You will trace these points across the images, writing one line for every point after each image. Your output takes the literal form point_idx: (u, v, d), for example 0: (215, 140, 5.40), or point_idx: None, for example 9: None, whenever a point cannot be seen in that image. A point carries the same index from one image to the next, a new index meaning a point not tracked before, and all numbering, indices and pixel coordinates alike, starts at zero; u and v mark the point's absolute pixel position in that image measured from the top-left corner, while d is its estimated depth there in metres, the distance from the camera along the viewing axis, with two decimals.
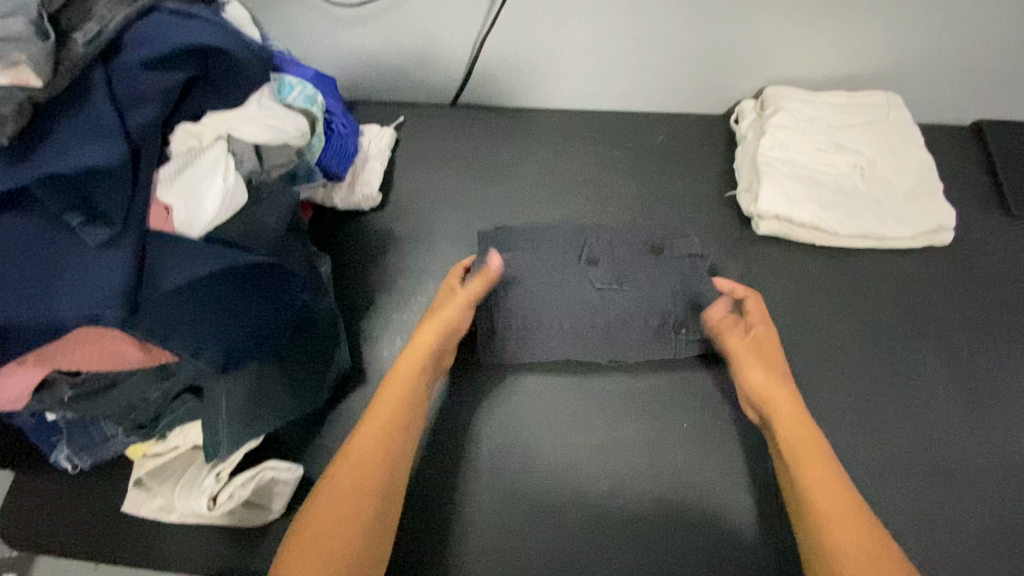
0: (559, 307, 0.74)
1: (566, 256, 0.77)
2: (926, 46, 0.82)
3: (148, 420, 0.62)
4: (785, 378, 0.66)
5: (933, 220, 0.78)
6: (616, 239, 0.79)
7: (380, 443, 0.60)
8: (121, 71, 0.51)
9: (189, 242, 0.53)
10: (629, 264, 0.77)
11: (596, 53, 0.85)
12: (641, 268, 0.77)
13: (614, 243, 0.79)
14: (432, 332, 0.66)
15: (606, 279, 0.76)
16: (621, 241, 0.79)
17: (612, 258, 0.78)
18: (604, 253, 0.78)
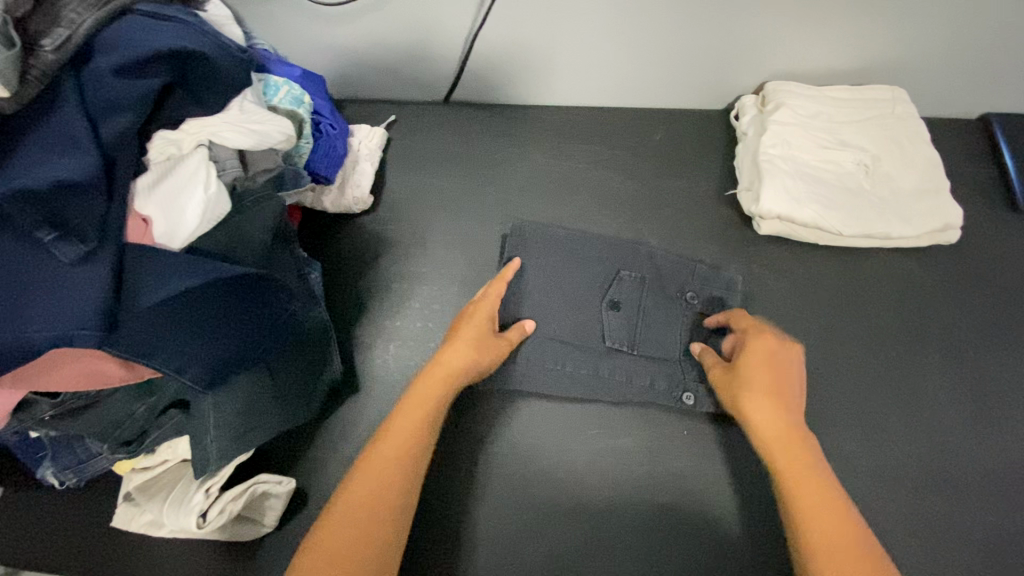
0: (580, 352, 0.73)
1: (588, 297, 0.75)
2: (935, 37, 0.79)
3: (133, 436, 0.61)
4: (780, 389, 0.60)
5: (939, 219, 0.76)
6: (644, 270, 0.76)
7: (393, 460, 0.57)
8: (92, 79, 0.48)
9: (167, 254, 0.50)
10: (657, 304, 0.75)
11: (592, 48, 0.83)
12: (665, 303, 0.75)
13: (642, 281, 0.76)
14: (470, 357, 0.64)
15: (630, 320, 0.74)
16: (648, 277, 0.76)
17: (637, 295, 0.75)
18: (630, 291, 0.75)
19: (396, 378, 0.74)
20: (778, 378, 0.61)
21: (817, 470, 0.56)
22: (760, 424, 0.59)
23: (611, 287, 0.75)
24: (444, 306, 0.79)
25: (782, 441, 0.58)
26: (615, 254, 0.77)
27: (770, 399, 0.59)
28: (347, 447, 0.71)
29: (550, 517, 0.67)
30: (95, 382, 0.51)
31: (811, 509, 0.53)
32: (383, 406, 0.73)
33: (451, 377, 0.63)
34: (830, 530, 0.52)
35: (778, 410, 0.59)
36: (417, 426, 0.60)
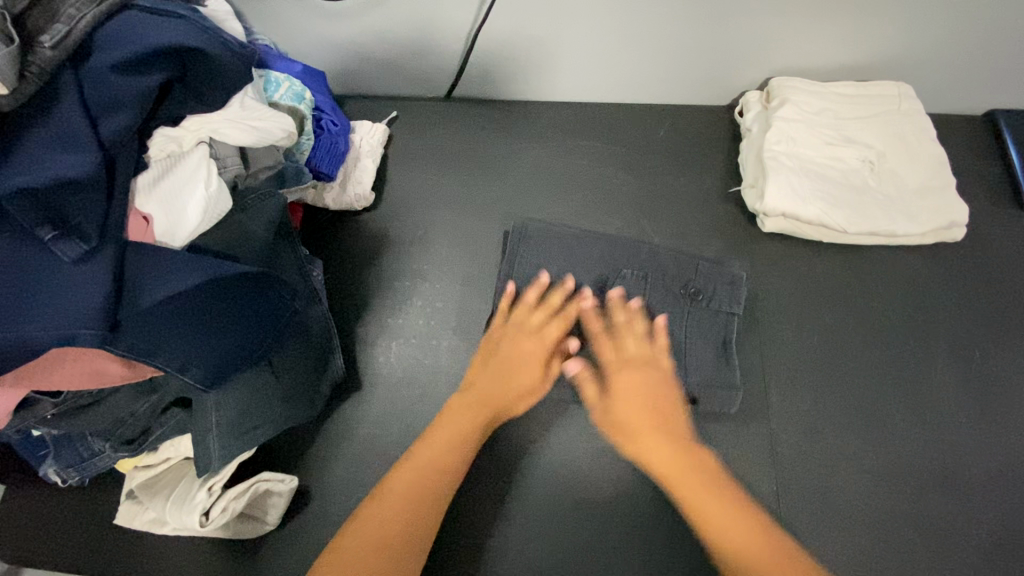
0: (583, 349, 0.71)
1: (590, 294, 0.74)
2: (942, 32, 0.78)
3: (135, 435, 0.61)
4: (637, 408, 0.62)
5: (945, 216, 0.75)
6: (647, 266, 0.75)
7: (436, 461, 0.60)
8: (92, 76, 0.48)
9: (169, 252, 0.50)
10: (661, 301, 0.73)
11: (595, 43, 0.82)
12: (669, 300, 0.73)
13: (644, 278, 0.74)
14: (519, 390, 0.67)
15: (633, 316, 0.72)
16: (650, 273, 0.74)
17: (641, 292, 0.73)
18: (634, 287, 0.74)
19: (398, 377, 0.74)
20: (643, 395, 0.63)
21: (705, 470, 0.58)
22: (644, 446, 0.60)
23: (612, 285, 0.74)
24: (446, 304, 0.78)
25: (664, 457, 0.58)
26: (616, 251, 0.76)
27: (643, 420, 0.61)
28: (349, 445, 0.71)
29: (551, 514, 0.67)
30: (97, 381, 0.51)
31: (713, 515, 0.54)
32: (385, 404, 0.73)
33: (495, 404, 0.66)
34: (732, 532, 0.53)
35: (655, 427, 0.61)
36: (455, 440, 0.62)
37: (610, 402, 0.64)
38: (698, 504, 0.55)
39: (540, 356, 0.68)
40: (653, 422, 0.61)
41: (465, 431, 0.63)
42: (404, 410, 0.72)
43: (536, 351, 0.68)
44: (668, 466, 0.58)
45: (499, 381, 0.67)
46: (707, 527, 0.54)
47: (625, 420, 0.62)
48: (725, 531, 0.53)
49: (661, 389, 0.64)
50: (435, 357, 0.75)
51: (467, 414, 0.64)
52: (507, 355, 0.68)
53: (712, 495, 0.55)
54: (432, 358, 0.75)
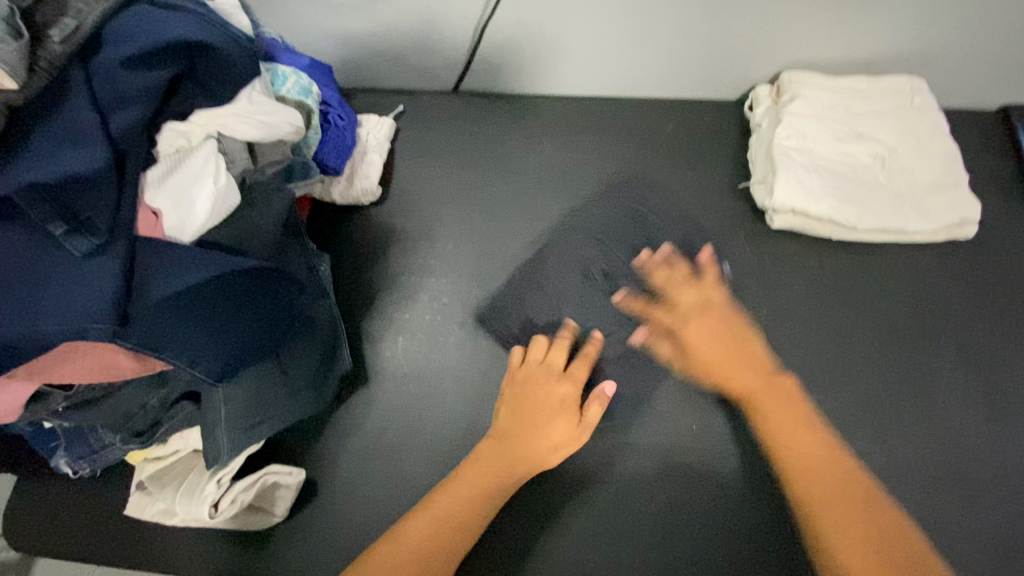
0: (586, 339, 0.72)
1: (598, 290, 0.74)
2: (954, 26, 0.77)
3: (146, 427, 0.61)
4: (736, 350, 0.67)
5: (957, 213, 0.74)
6: (611, 233, 0.80)
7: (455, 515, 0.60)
8: (100, 71, 0.48)
9: (179, 247, 0.50)
10: (626, 263, 0.78)
11: (604, 35, 0.81)
12: (632, 262, 0.78)
13: (603, 240, 0.80)
14: (542, 434, 0.64)
15: (601, 275, 0.77)
16: (614, 239, 0.80)
17: (608, 256, 0.78)
18: (602, 252, 0.79)
19: (405, 372, 0.74)
20: (730, 339, 0.68)
21: (799, 407, 0.63)
22: (736, 381, 0.66)
23: (582, 250, 0.79)
24: (453, 299, 0.78)
25: (759, 394, 0.64)
26: (586, 223, 0.81)
27: (737, 363, 0.66)
28: (356, 439, 0.71)
29: (555, 509, 0.67)
30: (107, 374, 0.51)
31: (794, 446, 0.60)
32: (391, 399, 0.73)
33: (522, 449, 0.64)
34: (808, 462, 0.59)
35: (750, 368, 0.66)
36: (482, 487, 0.62)
37: (694, 343, 0.68)
38: (779, 435, 0.61)
39: (563, 399, 0.66)
40: (744, 362, 0.66)
41: (490, 474, 0.63)
42: (410, 405, 0.72)
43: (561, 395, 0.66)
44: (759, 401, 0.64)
45: (525, 433, 0.65)
46: (793, 468, 0.59)
47: (708, 357, 0.67)
48: (802, 460, 0.59)
49: (747, 337, 0.68)
50: (441, 352, 0.75)
51: (496, 455, 0.64)
52: (531, 396, 0.66)
53: (800, 433, 0.61)
54: (439, 353, 0.75)
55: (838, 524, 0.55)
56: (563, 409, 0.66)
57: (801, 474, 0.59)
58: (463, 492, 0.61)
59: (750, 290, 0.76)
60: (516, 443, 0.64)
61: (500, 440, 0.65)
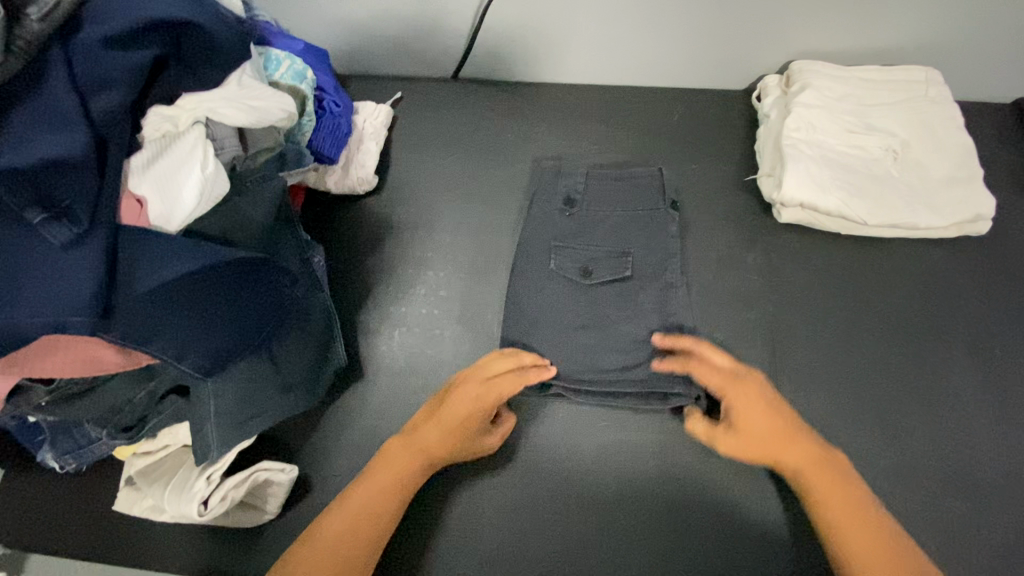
0: (587, 334, 0.70)
1: (599, 284, 0.72)
2: (972, 14, 0.74)
3: (133, 422, 0.60)
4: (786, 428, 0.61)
5: (971, 208, 0.72)
6: (583, 229, 0.75)
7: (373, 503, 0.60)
8: (80, 50, 0.46)
9: (164, 237, 0.48)
10: (602, 260, 0.73)
11: (607, 22, 0.78)
12: (608, 257, 0.73)
13: (595, 213, 0.76)
14: (443, 445, 0.63)
15: (579, 277, 0.72)
16: (585, 235, 0.75)
17: (581, 254, 0.74)
18: (574, 253, 0.74)
19: (401, 366, 0.73)
20: (779, 421, 0.61)
21: (846, 481, 0.59)
22: (786, 459, 0.60)
23: (552, 255, 0.74)
24: (450, 292, 0.76)
25: (811, 470, 0.59)
26: (553, 222, 0.76)
27: (778, 445, 0.61)
28: (350, 435, 0.69)
29: (551, 508, 0.65)
30: (90, 368, 0.49)
31: (847, 520, 0.57)
32: (387, 394, 0.71)
33: (427, 451, 0.63)
34: (863, 539, 0.56)
35: (797, 442, 0.60)
36: (385, 493, 0.60)
37: (749, 431, 0.61)
38: (831, 511, 0.58)
39: (477, 417, 0.63)
40: (793, 439, 0.61)
41: (396, 476, 0.61)
42: (406, 400, 0.71)
43: (472, 410, 0.63)
44: (808, 478, 0.60)
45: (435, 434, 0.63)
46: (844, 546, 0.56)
47: (765, 442, 0.61)
48: (861, 539, 0.56)
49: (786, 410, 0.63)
50: (438, 346, 0.73)
51: (403, 457, 0.63)
52: (445, 407, 0.63)
53: (847, 504, 0.58)
54: (436, 347, 0.73)
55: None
56: (474, 427, 0.63)
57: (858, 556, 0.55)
58: (369, 497, 0.60)
59: (755, 286, 0.74)
60: (419, 445, 0.63)
61: (410, 438, 0.64)
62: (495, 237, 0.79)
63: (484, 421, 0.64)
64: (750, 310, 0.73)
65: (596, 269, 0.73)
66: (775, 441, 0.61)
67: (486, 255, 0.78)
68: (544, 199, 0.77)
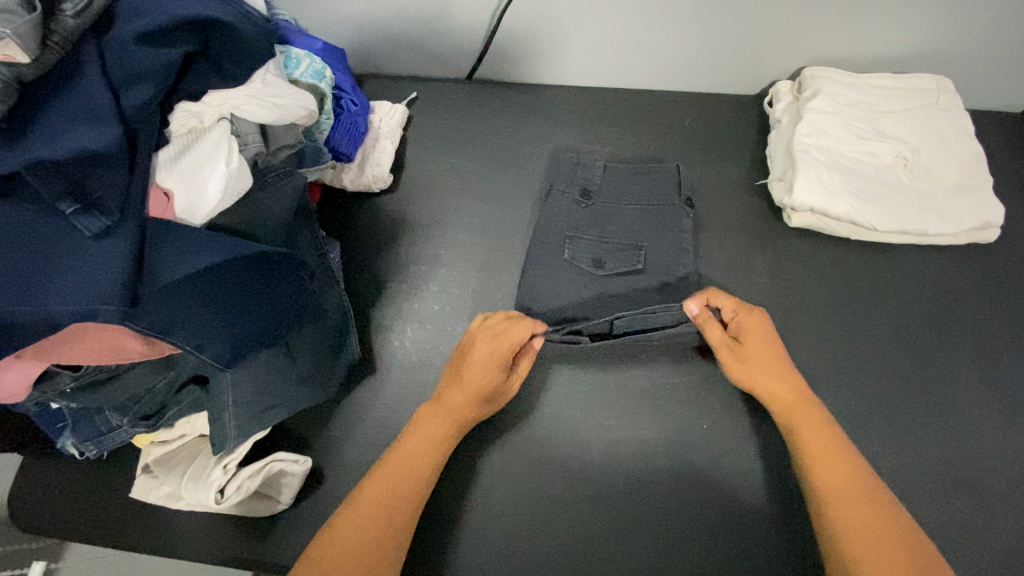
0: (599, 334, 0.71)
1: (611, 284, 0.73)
2: (984, 25, 0.75)
3: (153, 410, 0.61)
4: (784, 364, 0.65)
5: (979, 216, 0.73)
6: (599, 221, 0.76)
7: (410, 470, 0.61)
8: (114, 46, 0.47)
9: (190, 230, 0.49)
10: (616, 253, 0.74)
11: (622, 26, 0.79)
12: (623, 251, 0.74)
13: (607, 212, 0.77)
14: (472, 407, 0.64)
15: (592, 268, 0.74)
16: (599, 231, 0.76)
17: (597, 246, 0.75)
18: (589, 245, 0.75)
19: (413, 362, 0.74)
20: (775, 353, 0.65)
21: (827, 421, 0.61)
22: (771, 387, 0.64)
23: (567, 244, 0.75)
24: (462, 290, 0.78)
25: (796, 406, 0.62)
26: (569, 213, 0.77)
27: (776, 375, 0.64)
28: (362, 428, 0.71)
29: (559, 503, 0.66)
30: (114, 356, 0.51)
31: (822, 454, 0.59)
32: (399, 389, 0.72)
33: (456, 416, 0.64)
34: (834, 473, 0.58)
35: (784, 376, 0.64)
36: (417, 462, 0.61)
37: (749, 354, 0.65)
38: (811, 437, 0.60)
39: (493, 371, 0.64)
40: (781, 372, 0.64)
41: (428, 443, 0.62)
42: (418, 396, 0.72)
43: (488, 364, 0.64)
44: (789, 415, 0.62)
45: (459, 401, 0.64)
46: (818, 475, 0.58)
47: (756, 371, 0.64)
48: (834, 472, 0.58)
49: (784, 356, 0.66)
50: (450, 342, 0.74)
51: (432, 426, 0.63)
52: (464, 373, 0.64)
53: (824, 442, 0.59)
54: (447, 343, 0.74)
55: (866, 534, 0.53)
56: (492, 382, 0.65)
57: (829, 488, 0.57)
58: (404, 465, 0.61)
59: (764, 289, 0.75)
60: (449, 410, 0.64)
61: (438, 407, 0.65)
62: (507, 236, 0.80)
63: (500, 373, 0.65)
64: None
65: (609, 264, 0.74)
66: (768, 368, 0.64)
67: (498, 253, 0.79)
68: (556, 199, 0.78)
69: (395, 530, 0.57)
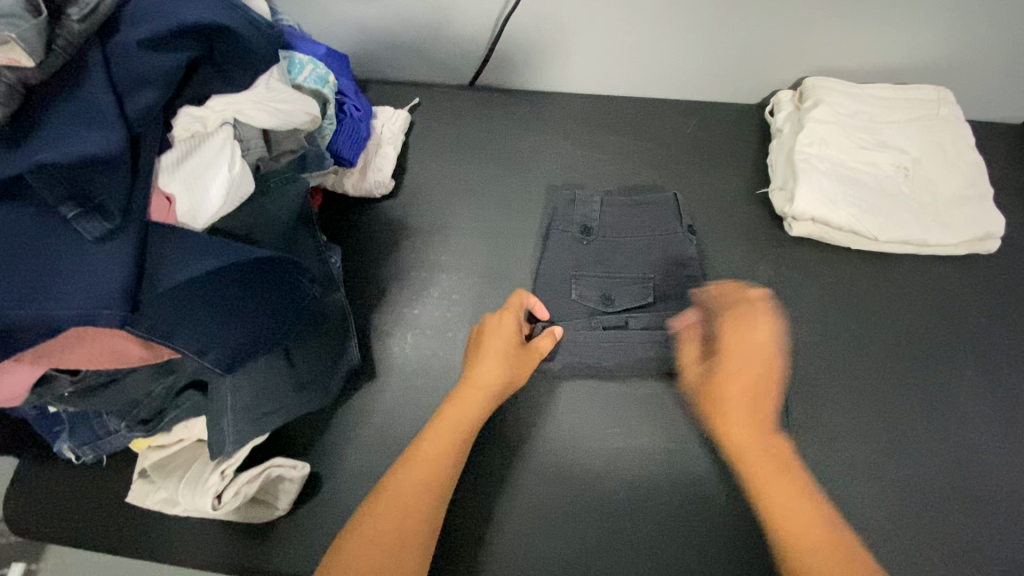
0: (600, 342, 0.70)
1: (611, 292, 0.73)
2: (984, 37, 0.76)
3: (151, 415, 0.61)
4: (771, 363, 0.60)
5: (980, 227, 0.73)
6: (603, 256, 0.75)
7: (439, 458, 0.58)
8: (118, 50, 0.47)
9: (192, 235, 0.49)
10: (624, 288, 0.73)
11: (624, 34, 0.80)
12: (629, 285, 0.73)
13: (609, 221, 0.77)
14: (502, 379, 0.64)
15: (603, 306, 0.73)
16: (602, 239, 0.76)
17: (603, 282, 0.74)
18: (595, 282, 0.74)
19: (413, 368, 0.74)
20: (753, 396, 0.59)
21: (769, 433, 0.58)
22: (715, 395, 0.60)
23: (573, 285, 0.74)
24: (463, 296, 0.77)
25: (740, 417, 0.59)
26: (571, 250, 0.76)
27: (734, 372, 0.60)
28: (362, 434, 0.70)
29: (559, 509, 0.66)
30: (114, 360, 0.50)
31: (785, 517, 0.52)
32: (399, 396, 0.72)
33: (485, 395, 0.63)
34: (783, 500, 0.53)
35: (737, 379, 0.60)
36: (445, 450, 0.59)
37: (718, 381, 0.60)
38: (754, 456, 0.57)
39: (512, 343, 0.66)
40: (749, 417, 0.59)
41: (458, 427, 0.61)
42: (418, 402, 0.72)
43: (507, 336, 0.66)
44: (746, 459, 0.57)
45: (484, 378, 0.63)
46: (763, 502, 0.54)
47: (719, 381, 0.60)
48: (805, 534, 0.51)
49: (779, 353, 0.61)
50: (451, 349, 0.74)
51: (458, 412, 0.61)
52: (485, 348, 0.65)
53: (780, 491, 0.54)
54: (448, 349, 0.74)
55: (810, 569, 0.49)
56: (513, 352, 0.65)
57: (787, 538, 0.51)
58: (432, 450, 0.59)
59: None
60: (479, 388, 0.63)
61: (465, 387, 0.63)
62: (509, 242, 0.80)
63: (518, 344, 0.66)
64: None
65: (612, 273, 0.74)
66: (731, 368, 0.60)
67: (499, 260, 0.79)
68: (557, 237, 0.77)
69: (428, 513, 0.55)
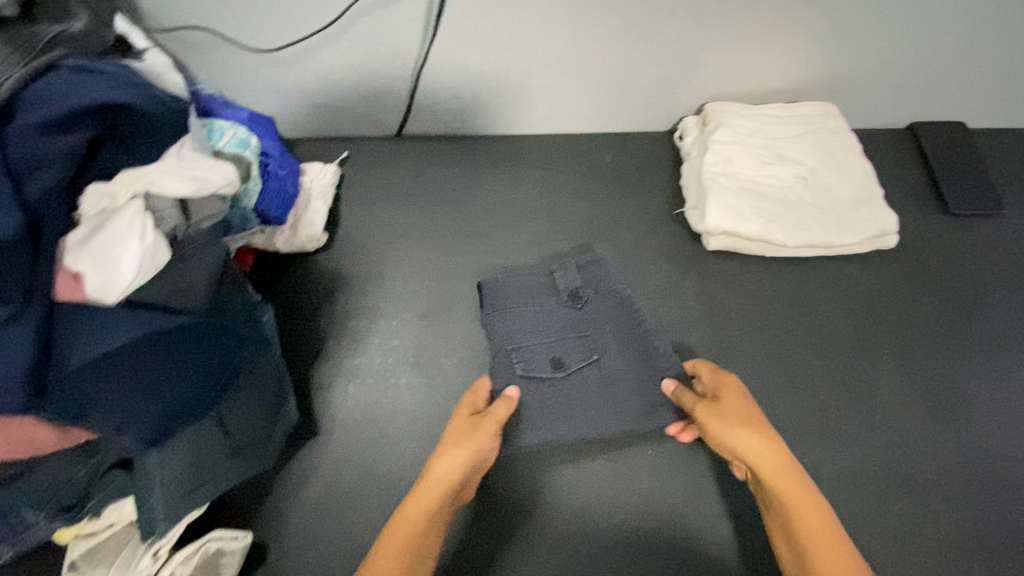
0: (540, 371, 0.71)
1: (559, 346, 0.73)
2: (855, 55, 0.84)
3: (75, 500, 0.57)
4: (762, 426, 0.62)
5: (878, 225, 0.79)
6: (560, 323, 0.74)
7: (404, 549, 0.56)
8: (13, 135, 0.47)
9: (102, 312, 0.49)
10: (573, 349, 0.73)
11: (535, 76, 0.85)
12: (578, 346, 0.73)
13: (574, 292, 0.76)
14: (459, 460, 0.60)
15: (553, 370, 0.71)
16: (562, 315, 0.75)
17: (552, 346, 0.73)
18: (544, 347, 0.73)
19: (356, 420, 0.73)
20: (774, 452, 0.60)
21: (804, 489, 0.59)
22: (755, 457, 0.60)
23: (524, 352, 0.73)
24: (404, 340, 0.78)
25: (770, 472, 0.59)
26: (531, 318, 0.75)
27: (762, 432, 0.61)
28: (307, 494, 0.69)
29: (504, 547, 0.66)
30: (27, 448, 0.49)
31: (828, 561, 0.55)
32: (343, 449, 0.71)
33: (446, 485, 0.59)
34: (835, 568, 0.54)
35: (771, 443, 0.60)
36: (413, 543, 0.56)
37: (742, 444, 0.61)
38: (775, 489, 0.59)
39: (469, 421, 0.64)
40: (797, 487, 0.59)
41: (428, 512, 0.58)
42: (363, 453, 0.71)
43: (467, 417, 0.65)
44: (792, 507, 0.58)
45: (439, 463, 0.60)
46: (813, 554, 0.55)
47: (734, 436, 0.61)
48: None
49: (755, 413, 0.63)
50: (393, 395, 0.74)
51: (427, 494, 0.59)
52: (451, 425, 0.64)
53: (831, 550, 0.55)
54: (391, 397, 0.74)
55: None
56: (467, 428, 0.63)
57: None
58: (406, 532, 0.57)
59: (693, 311, 0.78)
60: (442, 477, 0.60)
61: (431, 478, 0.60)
62: (444, 283, 0.82)
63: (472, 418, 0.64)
64: (692, 334, 0.76)
65: (567, 335, 0.74)
66: (743, 419, 0.62)
67: (437, 301, 0.81)
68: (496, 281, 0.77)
69: None
